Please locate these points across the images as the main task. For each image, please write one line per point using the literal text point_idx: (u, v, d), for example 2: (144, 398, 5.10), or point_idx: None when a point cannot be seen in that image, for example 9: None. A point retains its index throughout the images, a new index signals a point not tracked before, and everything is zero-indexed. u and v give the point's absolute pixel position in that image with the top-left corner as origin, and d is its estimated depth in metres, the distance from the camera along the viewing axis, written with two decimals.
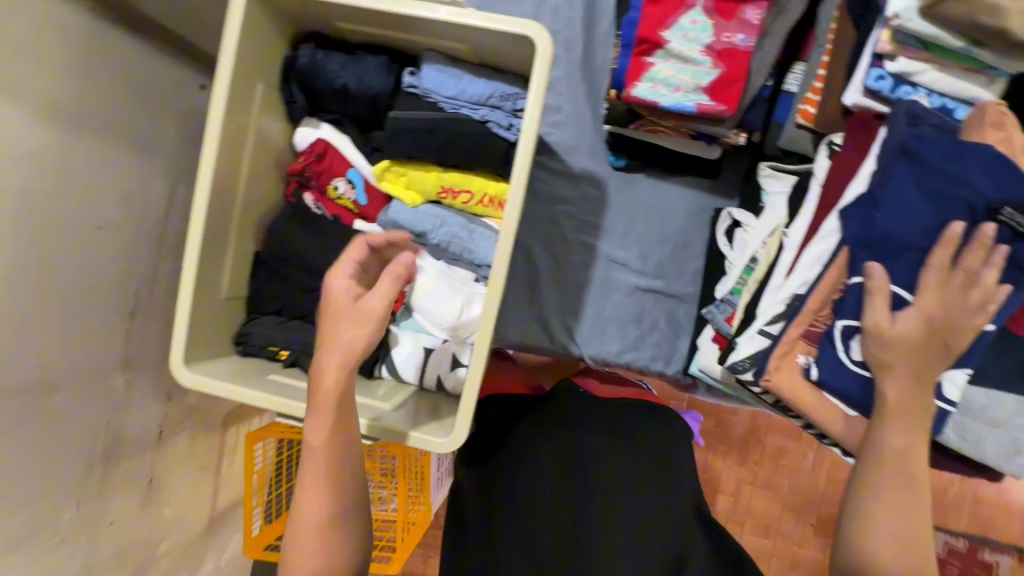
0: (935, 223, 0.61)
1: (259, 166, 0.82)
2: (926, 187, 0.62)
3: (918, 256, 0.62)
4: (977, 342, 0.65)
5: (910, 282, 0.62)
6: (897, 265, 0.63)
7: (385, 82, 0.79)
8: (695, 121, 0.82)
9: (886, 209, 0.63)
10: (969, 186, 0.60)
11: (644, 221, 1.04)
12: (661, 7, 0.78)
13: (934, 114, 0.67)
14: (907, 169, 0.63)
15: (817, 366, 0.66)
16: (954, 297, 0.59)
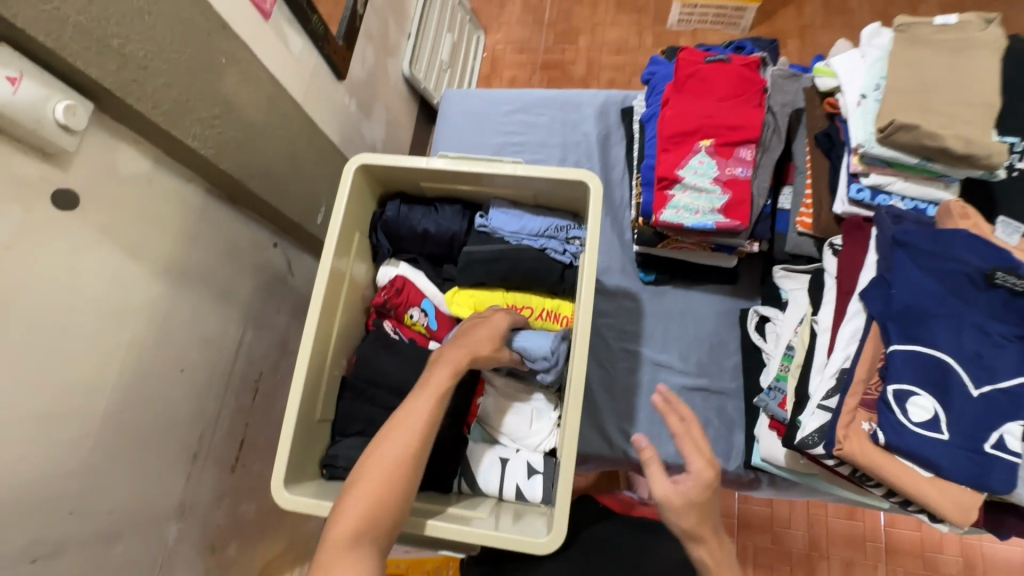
0: (944, 292, 0.73)
1: (349, 300, 0.95)
2: (927, 267, 0.75)
3: (941, 321, 0.72)
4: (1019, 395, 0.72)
5: (945, 344, 0.72)
6: (927, 331, 0.72)
7: (460, 224, 0.96)
8: (715, 236, 0.99)
9: (899, 287, 0.75)
10: (961, 261, 0.74)
11: (679, 326, 1.15)
12: (673, 154, 0.98)
13: (911, 213, 0.83)
14: (906, 254, 0.77)
15: (884, 430, 0.72)
16: (974, 348, 0.71)
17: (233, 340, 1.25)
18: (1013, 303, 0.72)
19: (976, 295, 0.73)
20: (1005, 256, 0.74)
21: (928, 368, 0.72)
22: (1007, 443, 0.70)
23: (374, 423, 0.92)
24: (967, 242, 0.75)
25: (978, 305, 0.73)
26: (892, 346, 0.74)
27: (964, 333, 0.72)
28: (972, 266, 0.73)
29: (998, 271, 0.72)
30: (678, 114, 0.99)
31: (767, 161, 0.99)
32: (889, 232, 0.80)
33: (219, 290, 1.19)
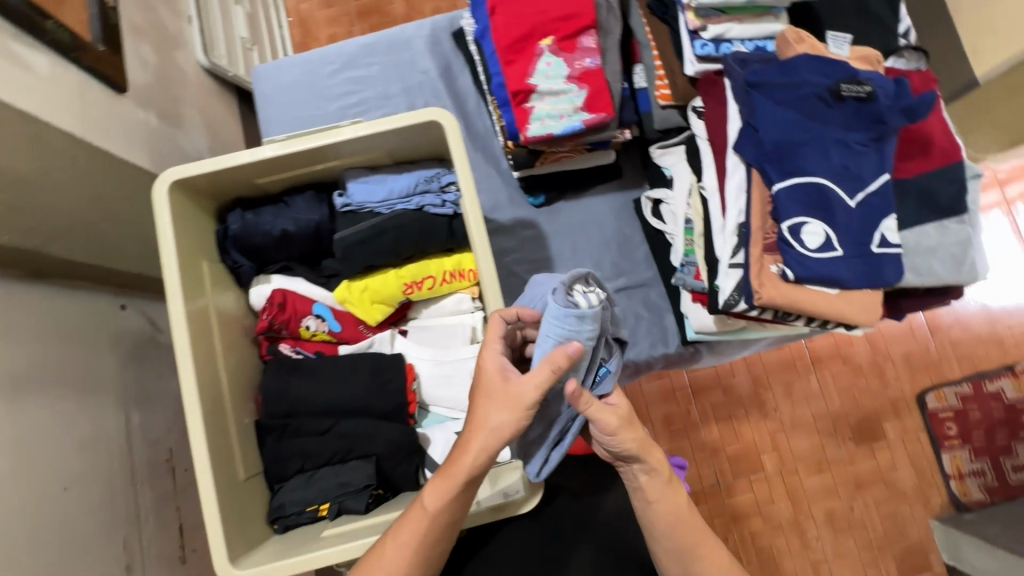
0: (802, 118, 0.75)
1: (228, 336, 0.81)
2: (781, 100, 0.76)
3: (807, 148, 0.75)
4: (886, 193, 0.77)
5: (818, 167, 0.74)
6: (799, 160, 0.75)
7: (321, 212, 0.84)
8: (586, 136, 0.94)
9: (765, 128, 0.76)
10: (809, 84, 0.76)
11: (584, 236, 1.13)
12: (518, 64, 0.91)
13: (756, 53, 0.83)
14: (762, 94, 0.77)
15: (791, 266, 0.74)
16: (839, 162, 0.75)
17: (117, 430, 1.06)
18: (861, 110, 0.76)
19: (829, 112, 0.76)
20: (843, 67, 0.77)
21: (807, 193, 0.74)
22: (884, 239, 0.76)
23: (310, 456, 0.81)
24: (809, 64, 0.76)
25: (834, 121, 0.76)
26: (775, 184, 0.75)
27: (830, 151, 0.75)
28: (821, 86, 0.75)
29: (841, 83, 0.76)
30: (508, 19, 0.91)
31: (611, 43, 0.94)
32: (741, 76, 0.79)
33: (73, 383, 0.99)
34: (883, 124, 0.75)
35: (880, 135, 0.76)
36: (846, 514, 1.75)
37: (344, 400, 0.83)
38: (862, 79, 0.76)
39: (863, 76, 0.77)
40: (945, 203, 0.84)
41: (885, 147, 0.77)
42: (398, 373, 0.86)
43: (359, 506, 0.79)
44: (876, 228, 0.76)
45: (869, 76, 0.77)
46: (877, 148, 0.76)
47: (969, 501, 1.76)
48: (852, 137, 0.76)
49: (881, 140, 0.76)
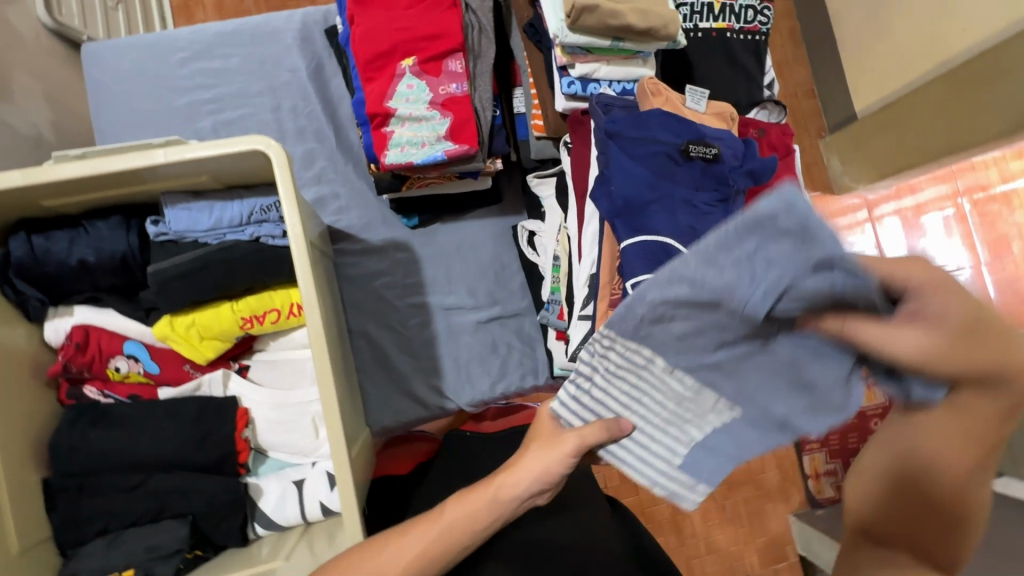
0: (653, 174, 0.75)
1: (9, 384, 0.70)
2: (633, 154, 0.75)
3: (654, 206, 0.74)
4: None
5: (665, 227, 0.73)
6: (646, 219, 0.74)
7: (128, 241, 0.73)
8: (452, 165, 0.89)
9: (617, 181, 0.75)
10: (662, 141, 0.76)
11: (459, 261, 1.09)
12: (377, 82, 0.84)
13: (619, 100, 0.82)
14: (617, 145, 0.76)
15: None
16: (687, 223, 0.74)
17: None
18: (708, 171, 0.76)
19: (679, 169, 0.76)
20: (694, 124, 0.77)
21: (657, 253, 0.73)
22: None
23: (114, 515, 0.72)
24: (662, 120, 0.77)
25: (681, 177, 0.76)
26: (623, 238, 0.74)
27: (677, 210, 0.74)
28: (672, 145, 0.76)
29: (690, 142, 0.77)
30: (368, 31, 0.83)
31: (483, 68, 0.89)
32: (602, 125, 0.79)
33: None
34: (729, 186, 0.76)
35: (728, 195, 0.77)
36: None
37: (159, 454, 0.74)
38: (710, 138, 0.78)
39: (712, 136, 0.78)
40: None
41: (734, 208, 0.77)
42: (226, 422, 0.78)
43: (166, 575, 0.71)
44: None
45: (716, 135, 0.78)
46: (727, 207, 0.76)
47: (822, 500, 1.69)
48: (700, 196, 0.75)
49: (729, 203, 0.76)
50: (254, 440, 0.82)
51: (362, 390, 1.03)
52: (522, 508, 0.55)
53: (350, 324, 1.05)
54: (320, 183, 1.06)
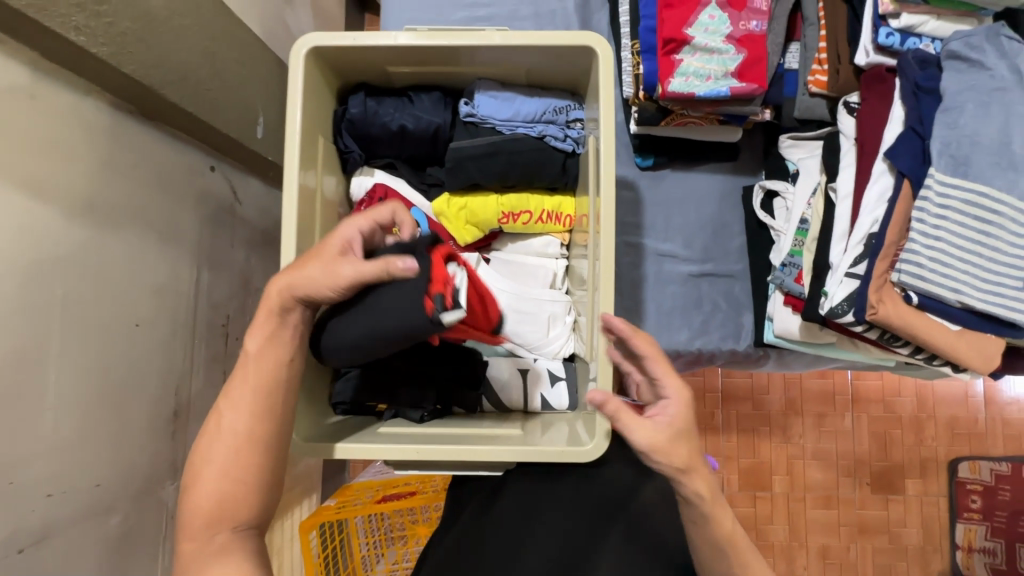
0: (996, 137, 0.67)
1: (326, 222, 0.81)
2: (952, 102, 0.70)
3: (983, 144, 0.68)
4: None
5: (982, 177, 0.68)
6: (977, 168, 0.68)
7: (444, 116, 0.81)
8: (726, 105, 0.88)
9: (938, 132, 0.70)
10: (991, 73, 0.69)
11: (682, 211, 1.09)
12: (677, 10, 0.84)
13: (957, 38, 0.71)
14: (931, 99, 0.72)
15: (919, 291, 0.70)
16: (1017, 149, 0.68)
17: (188, 285, 1.09)
18: None
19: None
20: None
21: (949, 225, 0.68)
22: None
23: None
24: (998, 50, 0.69)
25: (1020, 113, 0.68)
26: (932, 177, 0.69)
27: (998, 153, 0.68)
28: (1003, 79, 0.68)
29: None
30: None
31: (781, 10, 0.86)
32: (911, 78, 0.74)
33: (158, 228, 1.01)
34: None
35: None
36: (841, 553, 1.87)
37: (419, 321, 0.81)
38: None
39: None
40: None
41: None
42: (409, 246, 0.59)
43: (414, 417, 0.80)
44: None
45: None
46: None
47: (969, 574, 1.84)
48: None
49: None
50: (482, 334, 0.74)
51: None
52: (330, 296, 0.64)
53: None
54: None
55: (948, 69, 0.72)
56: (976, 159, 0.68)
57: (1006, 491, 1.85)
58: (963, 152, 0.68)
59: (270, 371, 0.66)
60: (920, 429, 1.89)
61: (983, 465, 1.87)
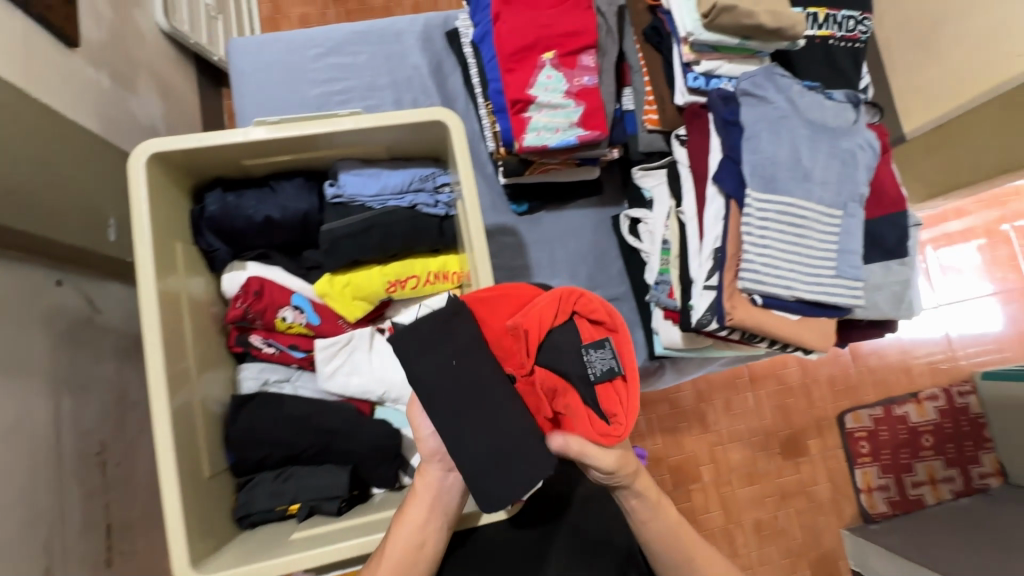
0: (789, 156, 0.80)
1: (198, 326, 0.76)
2: (754, 131, 0.82)
3: (781, 163, 0.80)
4: (848, 231, 0.83)
5: (786, 190, 0.80)
6: (781, 184, 0.80)
7: (310, 201, 0.81)
8: (578, 150, 0.97)
9: (748, 157, 0.81)
10: (773, 105, 0.82)
11: (563, 247, 1.16)
12: (518, 74, 0.92)
13: (747, 79, 0.85)
14: (738, 130, 0.84)
15: (761, 293, 0.80)
16: (806, 162, 0.81)
17: (46, 418, 0.96)
18: (820, 123, 0.83)
19: (820, 159, 0.81)
20: (843, 130, 0.83)
21: (773, 234, 0.80)
22: (842, 286, 0.82)
23: (279, 451, 0.77)
24: (774, 86, 0.83)
25: (803, 134, 0.82)
26: (751, 196, 0.80)
27: (794, 170, 0.80)
28: (784, 109, 0.82)
29: (836, 141, 0.83)
30: (512, 26, 0.92)
31: (607, 64, 0.98)
32: (718, 114, 0.86)
33: (1, 362, 0.89)
34: (864, 196, 0.83)
35: (859, 204, 0.84)
36: (771, 523, 2.03)
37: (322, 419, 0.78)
38: (858, 145, 0.84)
39: (859, 140, 0.84)
40: (891, 245, 0.95)
41: (859, 160, 0.84)
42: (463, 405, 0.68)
43: (331, 509, 0.75)
44: (841, 268, 0.82)
45: (863, 144, 0.84)
46: (860, 205, 0.84)
47: (874, 512, 2.07)
48: (825, 150, 0.82)
49: (852, 147, 0.83)
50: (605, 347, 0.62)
51: None
52: (449, 485, 0.70)
53: None
54: None
55: (744, 104, 0.84)
56: (779, 176, 0.80)
57: (884, 432, 2.14)
58: (769, 173, 0.80)
59: (426, 529, 0.69)
60: (808, 394, 2.12)
61: (862, 414, 2.14)
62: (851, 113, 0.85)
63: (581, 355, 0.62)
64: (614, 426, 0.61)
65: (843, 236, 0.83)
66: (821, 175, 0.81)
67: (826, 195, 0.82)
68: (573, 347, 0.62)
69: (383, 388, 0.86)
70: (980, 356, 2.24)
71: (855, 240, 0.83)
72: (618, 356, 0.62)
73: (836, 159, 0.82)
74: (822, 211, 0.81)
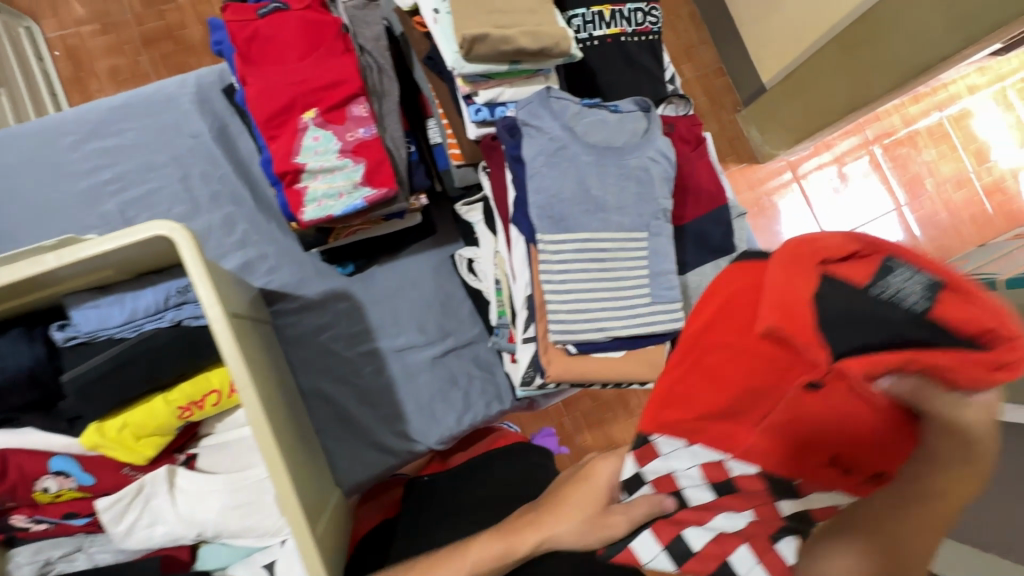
0: (574, 189, 0.75)
1: None
2: (536, 167, 0.75)
3: (568, 198, 0.74)
4: (655, 251, 0.78)
5: (578, 226, 0.74)
6: (571, 220, 0.74)
7: (35, 353, 0.69)
8: (374, 209, 0.87)
9: (534, 196, 0.74)
10: (550, 134, 0.76)
11: (404, 299, 1.07)
12: (281, 141, 0.81)
13: (522, 110, 0.76)
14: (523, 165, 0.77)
15: (573, 342, 0.75)
16: (593, 192, 0.75)
17: None
18: (602, 144, 0.77)
19: (607, 185, 0.76)
20: (630, 147, 0.78)
21: (572, 277, 0.74)
22: (661, 310, 0.77)
23: None
24: (549, 112, 0.76)
25: (584, 161, 0.76)
26: (541, 240, 0.74)
27: (583, 202, 0.75)
28: (561, 136, 0.76)
29: (623, 161, 0.77)
30: (261, 87, 0.80)
31: (389, 106, 0.88)
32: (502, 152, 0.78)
33: None
34: (666, 210, 0.78)
35: (665, 219, 0.79)
36: None
37: None
38: (651, 158, 0.79)
39: (652, 152, 0.79)
40: (718, 242, 0.92)
41: (653, 172, 0.78)
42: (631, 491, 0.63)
43: None
44: (655, 292, 0.78)
45: (656, 155, 0.79)
46: (665, 220, 0.79)
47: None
48: (612, 174, 0.76)
49: (642, 162, 0.78)
50: (897, 270, 0.56)
51: (324, 450, 0.99)
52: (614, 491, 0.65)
53: (301, 385, 1.01)
54: (244, 246, 1.03)
55: (523, 137, 0.76)
56: (570, 213, 0.74)
57: None
58: (557, 211, 0.74)
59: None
60: None
61: None
62: (637, 125, 0.80)
63: (884, 296, 0.55)
64: (986, 358, 0.50)
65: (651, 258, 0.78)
66: (613, 201, 0.76)
67: (623, 221, 0.76)
68: (860, 291, 0.56)
69: (196, 529, 0.76)
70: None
71: (665, 260, 0.78)
72: (920, 269, 0.55)
73: (625, 180, 0.77)
74: (622, 238, 0.76)
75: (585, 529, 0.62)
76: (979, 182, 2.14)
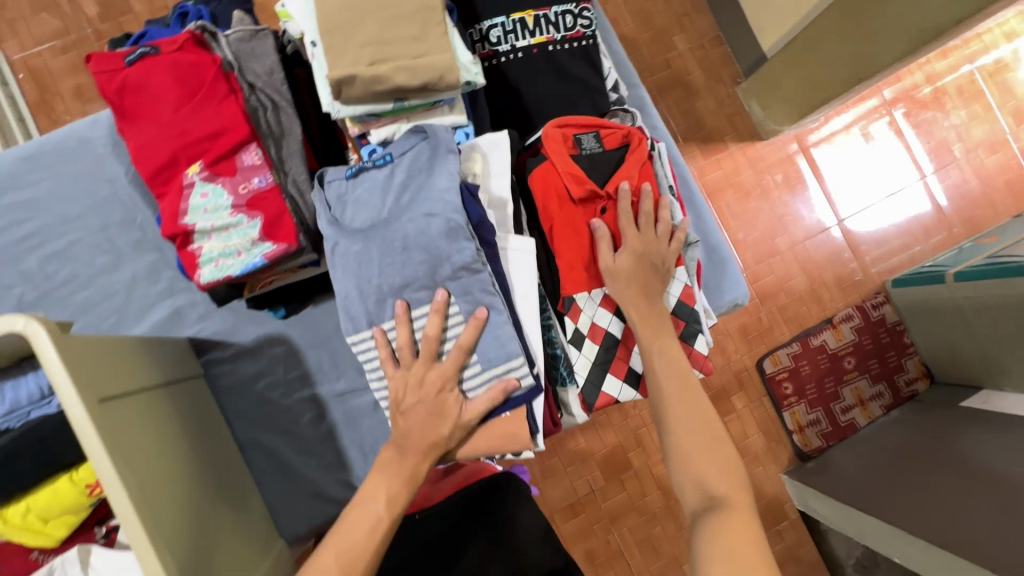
0: (359, 283, 0.73)
1: None
2: (325, 263, 0.75)
3: (354, 293, 0.73)
4: (457, 320, 0.73)
5: (377, 318, 0.74)
6: (373, 311, 0.74)
7: None
8: (281, 263, 0.80)
9: (334, 292, 0.75)
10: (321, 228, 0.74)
11: (343, 340, 1.01)
12: (167, 201, 0.75)
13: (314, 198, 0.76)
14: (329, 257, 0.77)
15: None
16: (375, 285, 0.72)
17: None
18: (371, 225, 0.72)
19: (387, 266, 0.72)
20: (394, 215, 0.72)
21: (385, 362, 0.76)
22: (494, 376, 0.73)
23: None
24: (318, 200, 0.75)
25: (357, 244, 0.72)
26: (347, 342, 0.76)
27: (372, 291, 0.73)
28: (328, 228, 0.73)
29: (394, 231, 0.71)
30: (140, 144, 0.74)
31: (291, 147, 0.80)
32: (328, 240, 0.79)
33: None
34: (462, 266, 0.71)
35: (472, 270, 0.72)
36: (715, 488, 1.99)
37: None
38: (425, 215, 0.71)
39: (426, 207, 0.71)
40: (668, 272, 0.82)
41: (435, 231, 0.70)
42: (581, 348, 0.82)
43: None
44: (484, 358, 0.73)
45: (432, 209, 0.71)
46: (473, 275, 0.71)
47: (811, 450, 1.72)
48: (388, 248, 0.71)
49: (415, 227, 0.70)
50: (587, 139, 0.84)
51: (265, 502, 0.97)
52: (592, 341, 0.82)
53: (239, 438, 0.98)
54: (171, 295, 0.99)
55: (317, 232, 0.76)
56: (361, 307, 0.74)
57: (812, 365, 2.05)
58: (352, 308, 0.74)
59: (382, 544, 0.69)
60: None
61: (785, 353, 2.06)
62: (404, 178, 0.73)
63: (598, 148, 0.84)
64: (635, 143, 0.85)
65: (460, 317, 0.73)
66: (399, 282, 0.72)
67: (422, 298, 0.73)
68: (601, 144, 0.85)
69: None
70: (888, 260, 1.78)
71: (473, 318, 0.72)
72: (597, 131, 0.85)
73: (404, 256, 0.71)
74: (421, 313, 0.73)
75: (426, 421, 0.71)
76: (1016, 144, 1.82)
